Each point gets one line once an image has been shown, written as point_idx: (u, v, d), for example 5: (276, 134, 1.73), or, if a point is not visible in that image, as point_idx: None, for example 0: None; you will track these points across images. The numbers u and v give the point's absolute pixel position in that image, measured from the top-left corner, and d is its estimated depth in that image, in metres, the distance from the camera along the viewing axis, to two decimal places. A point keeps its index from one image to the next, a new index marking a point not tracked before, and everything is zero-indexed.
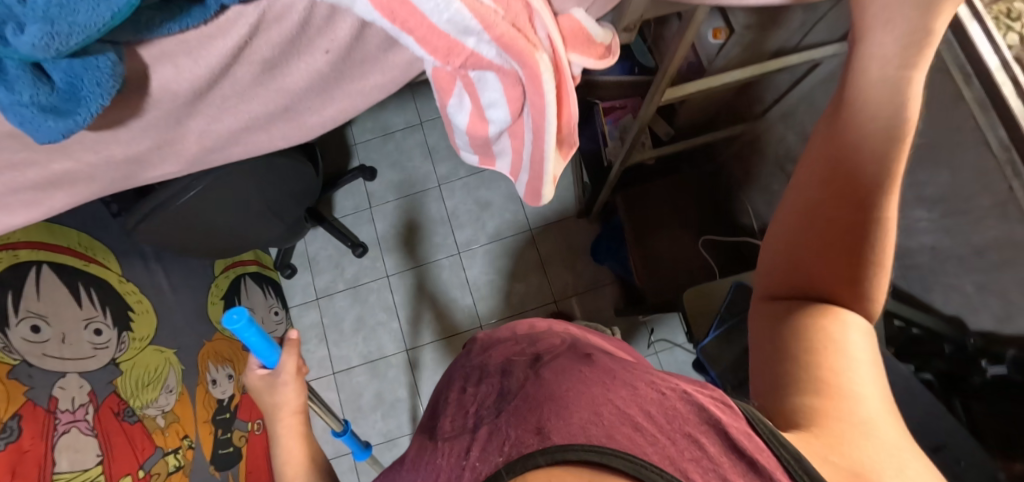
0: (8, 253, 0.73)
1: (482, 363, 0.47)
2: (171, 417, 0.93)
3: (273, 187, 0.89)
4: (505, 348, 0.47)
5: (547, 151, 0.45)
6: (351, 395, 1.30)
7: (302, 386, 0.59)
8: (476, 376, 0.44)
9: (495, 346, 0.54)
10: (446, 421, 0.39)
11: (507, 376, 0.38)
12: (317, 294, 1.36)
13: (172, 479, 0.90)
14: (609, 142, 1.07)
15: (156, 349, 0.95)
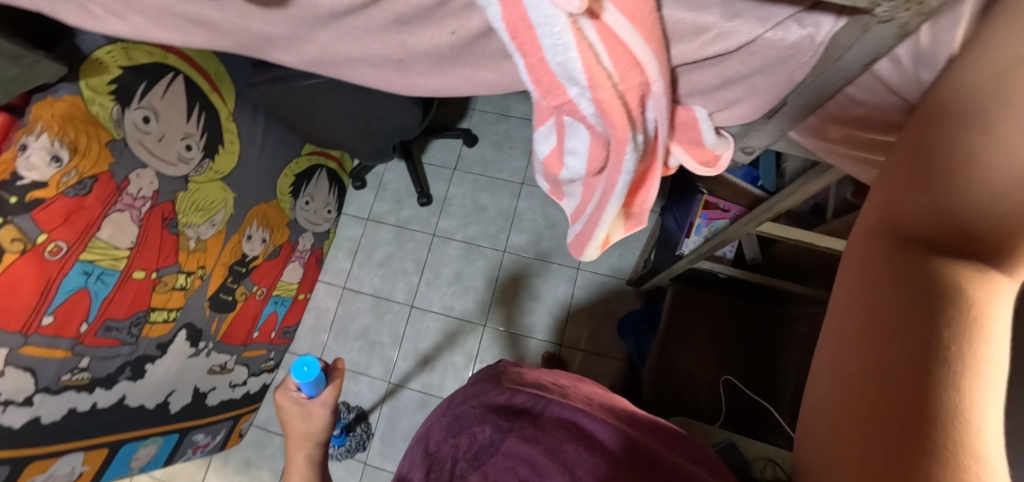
0: (160, 53, 0.88)
1: (461, 412, 0.65)
2: (201, 245, 1.00)
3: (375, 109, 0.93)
4: (478, 395, 0.66)
5: (609, 210, 0.42)
6: (346, 316, 1.30)
7: (329, 420, 0.72)
8: (461, 422, 0.63)
9: (465, 395, 0.73)
10: (448, 459, 0.57)
11: (486, 422, 0.57)
12: (364, 217, 1.37)
13: (173, 294, 0.97)
14: (691, 235, 0.97)
15: (222, 186, 1.03)
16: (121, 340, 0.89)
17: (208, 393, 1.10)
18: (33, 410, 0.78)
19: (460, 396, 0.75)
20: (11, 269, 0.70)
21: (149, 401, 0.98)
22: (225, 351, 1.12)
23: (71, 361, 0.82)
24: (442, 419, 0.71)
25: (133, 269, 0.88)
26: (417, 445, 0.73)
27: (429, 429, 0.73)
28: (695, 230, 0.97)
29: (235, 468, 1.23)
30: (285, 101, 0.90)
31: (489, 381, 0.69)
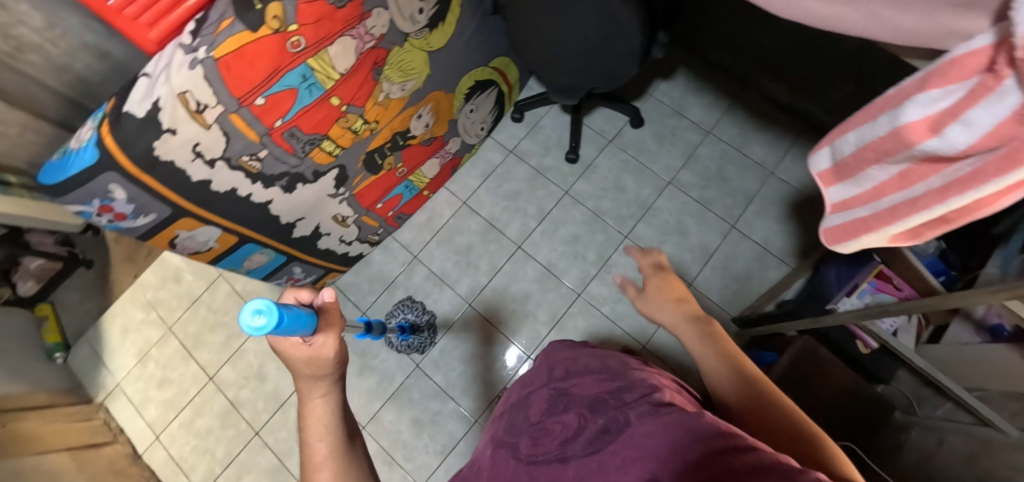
0: None
1: (569, 389, 0.64)
2: (385, 103, 1.02)
3: (607, 40, 0.93)
4: (578, 381, 0.65)
5: (958, 199, 0.40)
6: (453, 227, 1.33)
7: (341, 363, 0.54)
8: (566, 403, 0.61)
9: (573, 371, 0.68)
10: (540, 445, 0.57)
11: (598, 408, 0.56)
12: (507, 149, 1.38)
13: (346, 133, 0.99)
14: (851, 297, 0.92)
15: (426, 59, 1.05)
16: (294, 151, 0.92)
17: (323, 236, 1.13)
18: (212, 171, 0.84)
19: (548, 379, 0.71)
20: (260, 41, 0.75)
21: (285, 216, 1.01)
22: (353, 207, 1.14)
23: (253, 148, 0.86)
24: (539, 394, 0.67)
25: (332, 94, 0.91)
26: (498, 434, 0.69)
27: (524, 403, 0.69)
28: (857, 293, 0.91)
29: None
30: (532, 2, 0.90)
31: (593, 359, 0.70)
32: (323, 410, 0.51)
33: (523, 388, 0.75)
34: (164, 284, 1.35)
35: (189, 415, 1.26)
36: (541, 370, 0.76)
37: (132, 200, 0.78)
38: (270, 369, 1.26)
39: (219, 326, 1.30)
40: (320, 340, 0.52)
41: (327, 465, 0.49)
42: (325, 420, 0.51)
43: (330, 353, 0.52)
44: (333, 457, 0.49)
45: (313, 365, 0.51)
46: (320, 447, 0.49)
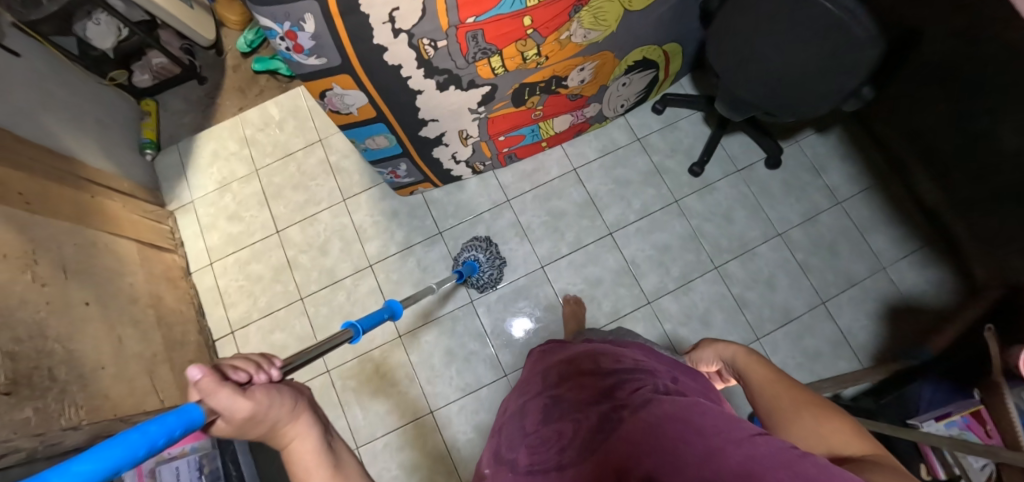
0: None
1: (562, 396, 0.60)
2: (563, 44, 0.97)
3: (826, 73, 0.84)
4: (569, 385, 0.61)
5: None
6: (555, 189, 1.30)
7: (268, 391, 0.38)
8: (559, 409, 0.57)
9: (566, 375, 0.65)
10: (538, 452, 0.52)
11: (594, 410, 0.53)
12: (633, 137, 1.34)
13: (516, 57, 0.95)
14: (939, 423, 0.89)
15: (619, 15, 0.98)
16: (467, 52, 0.88)
17: (442, 145, 1.11)
18: (391, 45, 0.81)
19: (540, 385, 0.67)
20: None
21: (423, 112, 0.98)
22: (481, 130, 1.11)
23: (436, 35, 0.82)
24: (533, 404, 0.63)
25: (529, 13, 0.86)
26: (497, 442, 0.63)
27: (520, 412, 0.64)
28: (945, 421, 0.89)
29: (385, 210, 1.29)
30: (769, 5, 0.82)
31: (588, 360, 0.66)
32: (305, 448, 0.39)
33: (519, 398, 0.69)
34: (265, 127, 1.35)
35: (245, 257, 1.27)
36: (538, 377, 0.71)
37: (315, 39, 0.75)
38: (334, 247, 1.27)
39: (301, 188, 1.31)
40: (230, 396, 0.35)
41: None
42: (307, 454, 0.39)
43: (251, 404, 0.36)
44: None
45: (246, 420, 0.36)
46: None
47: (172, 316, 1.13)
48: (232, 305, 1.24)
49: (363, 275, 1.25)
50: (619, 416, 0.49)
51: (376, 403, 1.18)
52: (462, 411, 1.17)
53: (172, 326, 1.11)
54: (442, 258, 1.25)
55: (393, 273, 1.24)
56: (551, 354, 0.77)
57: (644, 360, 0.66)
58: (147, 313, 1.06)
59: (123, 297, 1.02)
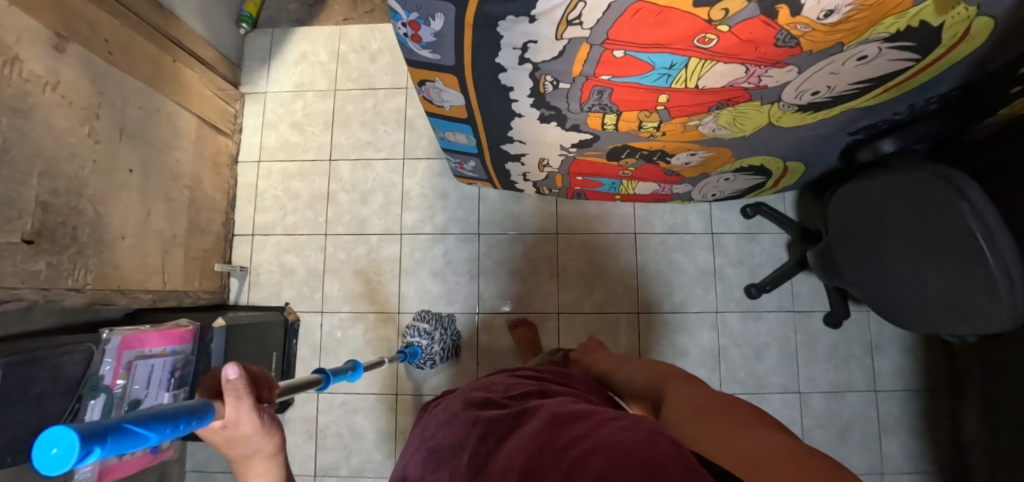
0: (944, 47, 0.68)
1: (436, 447, 0.63)
2: (687, 129, 0.87)
3: (959, 314, 0.73)
4: (448, 430, 0.64)
5: None
6: (604, 243, 1.23)
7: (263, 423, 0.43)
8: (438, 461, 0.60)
9: (438, 425, 0.69)
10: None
11: (464, 451, 0.58)
12: (708, 229, 1.23)
13: (632, 123, 0.86)
14: None
15: (759, 126, 0.87)
16: (585, 101, 0.80)
17: (518, 162, 1.04)
18: (509, 69, 0.73)
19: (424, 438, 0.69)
20: (689, 19, 0.60)
21: (513, 131, 0.91)
22: (562, 165, 1.04)
23: (563, 77, 0.74)
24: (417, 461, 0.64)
25: (668, 92, 0.76)
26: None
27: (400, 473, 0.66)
28: None
29: (435, 187, 1.25)
30: (916, 212, 0.72)
31: (461, 400, 0.71)
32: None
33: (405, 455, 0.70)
34: (360, 51, 1.29)
35: (291, 170, 1.26)
36: (417, 432, 0.74)
37: (437, 37, 0.67)
38: (375, 199, 1.24)
39: (368, 128, 1.27)
40: (227, 413, 0.40)
41: None
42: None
43: (253, 424, 0.42)
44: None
45: (243, 436, 0.42)
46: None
47: (204, 201, 1.14)
48: (262, 209, 1.25)
49: (389, 240, 1.23)
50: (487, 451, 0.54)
51: None
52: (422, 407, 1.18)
53: (200, 211, 1.13)
54: (467, 259, 1.22)
55: (417, 252, 1.22)
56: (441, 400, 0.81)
57: (511, 384, 0.73)
58: (184, 193, 1.08)
59: (167, 172, 1.03)
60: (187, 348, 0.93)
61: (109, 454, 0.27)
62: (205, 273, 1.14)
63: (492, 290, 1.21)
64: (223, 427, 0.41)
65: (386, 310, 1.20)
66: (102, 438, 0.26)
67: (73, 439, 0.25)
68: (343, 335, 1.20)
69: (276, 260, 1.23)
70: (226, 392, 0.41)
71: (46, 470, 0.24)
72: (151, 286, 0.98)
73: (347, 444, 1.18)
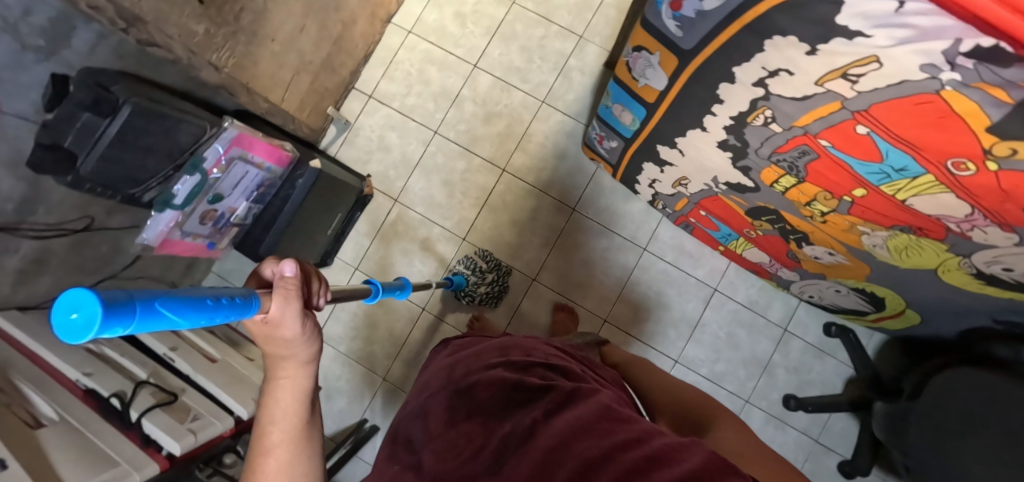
0: None
1: (465, 391, 0.62)
2: (852, 231, 0.81)
3: None
4: (478, 385, 0.62)
5: None
6: (680, 282, 1.17)
7: (302, 333, 0.43)
8: (471, 414, 0.57)
9: (468, 371, 0.67)
10: (458, 456, 0.52)
11: (501, 409, 0.56)
12: (784, 323, 1.16)
13: (804, 196, 0.80)
14: None
15: (921, 266, 0.80)
16: (780, 151, 0.74)
17: (656, 167, 0.99)
18: (738, 83, 0.67)
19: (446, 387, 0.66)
20: (969, 136, 0.53)
21: (682, 140, 0.85)
22: (697, 192, 0.98)
23: (783, 120, 0.68)
24: (439, 407, 0.61)
25: (869, 188, 0.70)
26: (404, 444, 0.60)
27: (421, 403, 0.65)
28: None
29: (556, 145, 1.19)
30: None
31: (496, 356, 0.70)
32: (277, 394, 0.47)
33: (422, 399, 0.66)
34: None
35: (434, 56, 1.22)
36: (440, 373, 0.73)
37: (697, 15, 0.62)
38: (497, 125, 1.20)
39: (525, 56, 1.21)
40: (272, 307, 0.41)
41: (281, 446, 0.48)
42: (272, 406, 0.47)
43: (294, 330, 0.42)
44: (280, 461, 0.48)
45: (283, 338, 0.42)
46: (268, 464, 0.47)
47: (348, 42, 1.11)
48: (390, 78, 1.22)
49: (489, 170, 1.20)
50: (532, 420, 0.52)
51: (393, 257, 1.20)
52: (436, 332, 1.19)
53: (340, 49, 1.10)
54: (550, 226, 1.18)
55: (507, 194, 1.19)
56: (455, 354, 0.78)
57: (541, 358, 0.71)
58: (338, 26, 1.04)
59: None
60: (279, 169, 0.93)
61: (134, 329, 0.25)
62: (316, 108, 1.13)
63: (556, 267, 1.18)
64: (264, 320, 0.41)
65: (452, 230, 1.19)
66: (125, 308, 0.24)
67: (93, 307, 0.22)
68: (404, 231, 1.20)
69: (379, 131, 1.21)
70: (275, 287, 0.41)
71: (67, 337, 0.22)
72: (273, 98, 0.97)
73: (358, 326, 1.20)
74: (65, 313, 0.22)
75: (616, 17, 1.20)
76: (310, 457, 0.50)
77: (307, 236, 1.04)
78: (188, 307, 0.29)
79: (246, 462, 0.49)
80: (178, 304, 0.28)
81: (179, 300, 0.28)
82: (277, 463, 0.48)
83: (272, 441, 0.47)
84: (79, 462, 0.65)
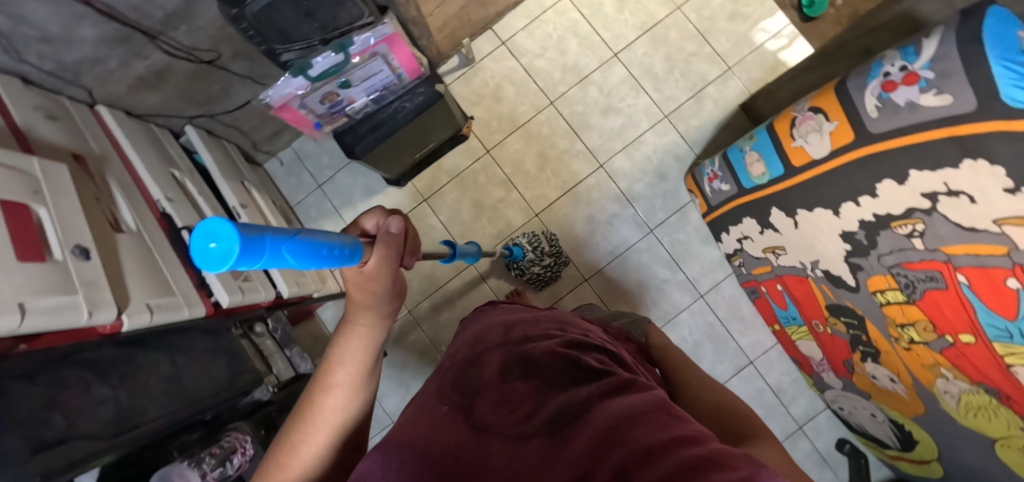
0: None
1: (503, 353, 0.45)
2: (932, 369, 0.78)
3: None
4: (542, 340, 0.46)
5: None
6: (721, 340, 1.16)
7: (388, 286, 0.45)
8: (525, 371, 0.41)
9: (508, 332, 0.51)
10: (501, 411, 0.36)
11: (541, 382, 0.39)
12: (802, 421, 1.15)
13: (902, 318, 0.77)
14: None
15: (986, 433, 0.77)
16: (908, 268, 0.71)
17: (757, 227, 0.95)
18: (906, 186, 0.64)
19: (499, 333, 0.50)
20: None
21: (804, 213, 0.82)
22: (785, 266, 0.94)
23: (931, 239, 0.65)
24: (490, 354, 0.45)
25: (981, 340, 0.67)
26: (434, 387, 0.44)
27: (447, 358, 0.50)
28: None
29: (660, 163, 1.17)
30: None
31: (546, 324, 0.53)
32: (349, 339, 0.46)
33: (468, 342, 0.51)
34: (731, 2, 1.17)
35: (580, 29, 1.19)
36: (474, 330, 0.57)
37: (906, 106, 0.61)
38: (611, 121, 1.19)
39: (666, 65, 1.18)
40: (372, 260, 0.43)
41: (338, 393, 0.45)
42: (342, 349, 0.46)
43: (384, 280, 0.44)
44: (339, 404, 0.45)
45: (372, 286, 0.44)
46: (327, 404, 0.44)
47: None
48: (529, 34, 1.19)
49: (586, 159, 1.18)
50: (597, 390, 0.36)
51: (463, 204, 1.20)
52: (474, 289, 1.19)
53: None
54: (620, 237, 1.17)
55: (594, 190, 1.18)
56: (509, 308, 0.62)
57: (611, 341, 0.54)
58: None
59: None
60: (407, 79, 0.92)
61: (261, 265, 0.27)
62: (453, 33, 1.11)
63: (611, 277, 1.17)
64: (361, 271, 0.43)
65: (528, 202, 1.19)
66: (253, 244, 0.25)
67: (230, 239, 0.23)
68: (483, 183, 1.19)
69: (498, 80, 1.19)
70: (381, 241, 0.43)
71: (205, 265, 0.23)
72: None
73: None
74: (207, 243, 0.23)
75: (771, 64, 1.16)
76: (363, 408, 0.47)
77: (396, 152, 1.04)
78: (301, 251, 0.32)
79: (298, 403, 0.45)
80: (292, 247, 0.30)
81: (295, 244, 0.30)
82: (334, 404, 0.44)
83: (335, 385, 0.45)
84: (144, 279, 0.65)
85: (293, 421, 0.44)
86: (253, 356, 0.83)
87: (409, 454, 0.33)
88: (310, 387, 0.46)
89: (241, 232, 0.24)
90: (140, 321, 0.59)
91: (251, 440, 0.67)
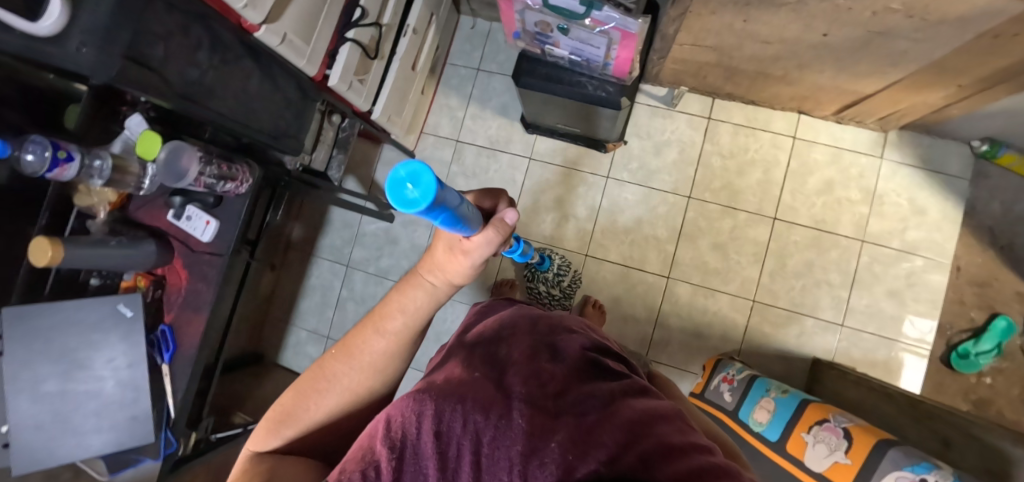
0: None
1: (538, 331, 0.44)
2: None
3: None
4: (573, 336, 0.44)
5: None
6: None
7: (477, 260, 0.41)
8: (554, 355, 0.40)
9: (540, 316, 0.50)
10: (528, 383, 0.35)
11: (567, 365, 0.38)
12: None
13: None
14: None
15: None
16: None
17: None
18: None
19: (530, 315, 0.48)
20: None
21: None
22: None
23: None
24: (520, 333, 0.43)
25: None
26: (465, 351, 0.43)
27: (485, 324, 0.49)
28: None
29: (708, 324, 1.13)
30: None
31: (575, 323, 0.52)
32: (413, 290, 0.43)
33: (503, 317, 0.49)
34: (905, 282, 1.07)
35: (772, 171, 1.14)
36: (505, 308, 0.56)
37: None
38: (713, 257, 1.15)
39: (800, 268, 1.11)
40: (476, 238, 0.39)
41: (388, 340, 0.43)
42: (404, 298, 0.43)
43: (476, 258, 0.40)
44: (385, 347, 0.43)
45: (462, 257, 0.40)
46: (373, 345, 0.43)
47: (763, 82, 1.03)
48: (734, 132, 1.16)
49: (663, 261, 1.16)
50: (618, 391, 0.35)
51: (551, 191, 1.22)
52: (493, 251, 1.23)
53: (751, 77, 1.02)
54: (620, 337, 1.16)
55: (644, 286, 1.17)
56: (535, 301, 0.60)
57: (623, 354, 0.53)
58: (776, 70, 0.97)
59: (805, 64, 0.91)
60: (609, 73, 0.92)
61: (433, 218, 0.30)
62: (680, 73, 1.09)
63: None
64: (461, 242, 0.40)
65: (593, 241, 1.19)
66: (438, 203, 0.28)
67: (428, 186, 0.26)
68: (578, 193, 1.21)
69: (671, 138, 1.19)
70: (490, 224, 0.39)
71: (399, 202, 0.27)
72: (681, 38, 0.94)
73: (479, 175, 1.26)
74: (405, 182, 0.26)
75: (876, 359, 1.07)
76: (402, 360, 0.45)
77: (545, 107, 1.07)
78: (462, 221, 0.34)
79: (347, 335, 0.45)
80: (452, 221, 0.32)
81: (460, 216, 0.33)
82: (378, 349, 0.43)
83: (391, 334, 0.43)
84: (302, 14, 0.68)
85: (339, 350, 0.44)
86: (311, 131, 0.89)
87: (441, 408, 0.33)
88: (364, 321, 0.45)
89: (437, 186, 0.27)
90: (269, 40, 0.63)
91: (249, 184, 0.72)
